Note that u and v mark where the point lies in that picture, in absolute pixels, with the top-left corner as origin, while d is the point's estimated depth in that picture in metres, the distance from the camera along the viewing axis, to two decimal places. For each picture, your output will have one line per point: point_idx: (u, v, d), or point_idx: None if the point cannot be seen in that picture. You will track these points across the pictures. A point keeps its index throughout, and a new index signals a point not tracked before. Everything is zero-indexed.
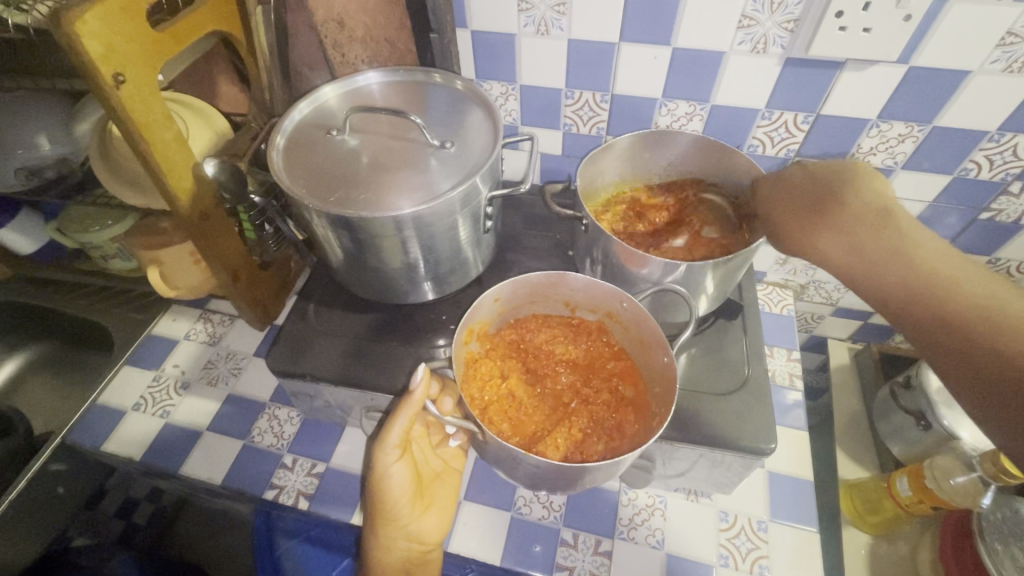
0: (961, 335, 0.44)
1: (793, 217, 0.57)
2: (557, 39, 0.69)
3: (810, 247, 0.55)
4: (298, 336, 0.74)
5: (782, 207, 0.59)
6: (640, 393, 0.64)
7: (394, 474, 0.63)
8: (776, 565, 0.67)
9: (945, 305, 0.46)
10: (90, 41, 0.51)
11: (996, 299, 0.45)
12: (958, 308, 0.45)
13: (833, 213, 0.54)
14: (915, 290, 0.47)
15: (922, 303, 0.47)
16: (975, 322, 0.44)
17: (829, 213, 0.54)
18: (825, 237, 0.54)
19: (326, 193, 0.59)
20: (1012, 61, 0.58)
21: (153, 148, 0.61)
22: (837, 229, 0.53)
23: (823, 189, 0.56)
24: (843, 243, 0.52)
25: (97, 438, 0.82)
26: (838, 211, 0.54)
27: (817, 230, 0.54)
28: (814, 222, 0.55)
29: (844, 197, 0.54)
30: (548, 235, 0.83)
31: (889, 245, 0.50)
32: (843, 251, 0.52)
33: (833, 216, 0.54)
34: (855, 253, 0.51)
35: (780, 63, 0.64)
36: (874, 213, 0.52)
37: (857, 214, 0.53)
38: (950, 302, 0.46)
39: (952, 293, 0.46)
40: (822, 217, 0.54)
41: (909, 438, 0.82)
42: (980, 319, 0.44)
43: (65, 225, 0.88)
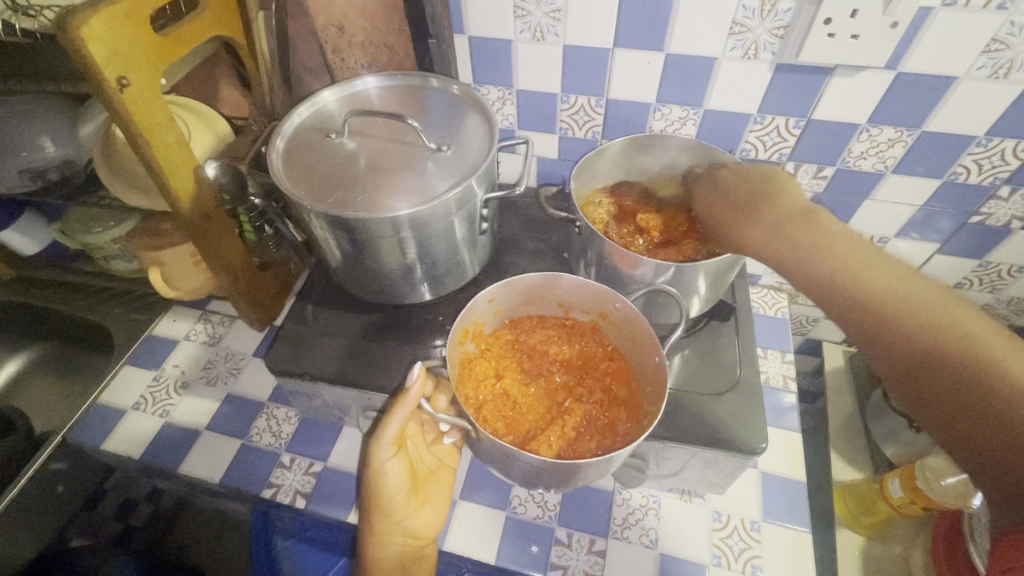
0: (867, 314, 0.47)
1: (728, 219, 0.61)
2: (552, 44, 0.70)
3: (743, 244, 0.58)
4: (296, 336, 0.75)
5: (720, 212, 0.63)
6: (632, 392, 0.65)
7: (390, 470, 0.63)
8: (768, 565, 0.68)
9: (857, 294, 0.47)
10: (95, 45, 0.53)
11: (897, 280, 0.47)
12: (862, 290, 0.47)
13: (761, 214, 0.57)
14: (829, 281, 0.49)
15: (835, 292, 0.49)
16: (883, 308, 0.46)
17: (757, 215, 0.57)
18: (754, 237, 0.57)
19: (320, 194, 0.60)
20: (997, 68, 0.59)
21: (155, 150, 0.62)
22: (761, 228, 0.56)
23: (754, 195, 0.59)
24: (768, 241, 0.55)
25: (97, 437, 0.83)
26: (766, 212, 0.57)
27: (747, 230, 0.57)
28: (744, 224, 0.58)
29: (770, 201, 0.57)
30: (544, 238, 0.84)
31: (807, 238, 0.52)
32: (766, 248, 0.55)
33: (761, 217, 0.57)
34: (778, 248, 0.54)
35: (770, 69, 0.66)
36: (795, 212, 0.55)
37: (781, 214, 0.55)
38: (859, 288, 0.47)
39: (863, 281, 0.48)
40: (750, 218, 0.58)
41: (902, 440, 0.83)
42: (888, 305, 0.46)
43: (69, 226, 0.89)
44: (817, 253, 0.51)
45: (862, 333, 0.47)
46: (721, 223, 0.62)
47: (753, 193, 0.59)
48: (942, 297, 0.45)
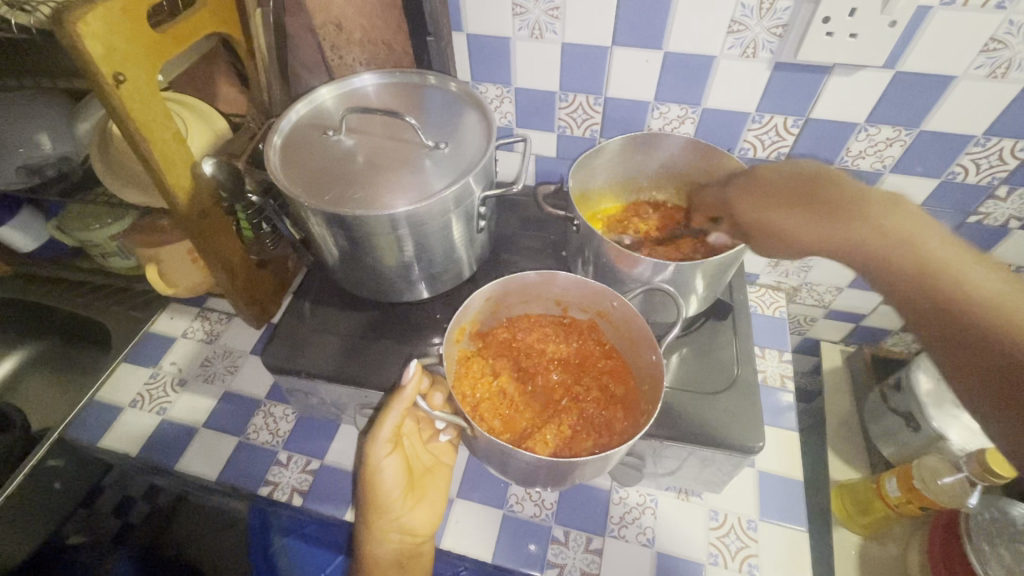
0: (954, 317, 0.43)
1: (778, 210, 0.56)
2: (550, 42, 0.70)
3: (798, 240, 0.54)
4: (293, 333, 0.75)
5: (767, 204, 0.57)
6: (629, 390, 0.65)
7: (386, 468, 0.64)
8: (765, 564, 0.68)
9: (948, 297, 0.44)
10: (92, 42, 0.52)
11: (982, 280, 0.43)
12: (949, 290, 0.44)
13: (825, 204, 0.52)
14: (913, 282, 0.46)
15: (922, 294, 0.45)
16: (981, 315, 0.41)
17: (823, 205, 0.52)
18: (817, 231, 0.52)
19: (320, 192, 0.60)
20: (996, 67, 0.59)
21: (152, 146, 0.62)
22: (827, 220, 0.51)
23: (814, 183, 0.54)
24: (839, 234, 0.50)
25: (93, 435, 0.83)
26: (832, 200, 0.51)
27: (808, 223, 0.52)
28: (806, 216, 0.53)
29: (836, 189, 0.52)
30: (542, 236, 0.84)
31: (890, 234, 0.47)
32: (837, 244, 0.50)
33: (825, 207, 0.51)
34: (851, 244, 0.49)
35: (769, 67, 0.65)
36: (869, 202, 0.49)
37: (851, 205, 0.50)
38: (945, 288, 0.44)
39: (953, 284, 0.44)
40: (811, 210, 0.53)
41: (899, 440, 0.83)
42: (987, 313, 0.41)
43: (65, 223, 0.89)
44: (900, 251, 0.47)
45: (948, 340, 0.43)
46: (770, 214, 0.56)
47: (813, 180, 0.54)
48: None
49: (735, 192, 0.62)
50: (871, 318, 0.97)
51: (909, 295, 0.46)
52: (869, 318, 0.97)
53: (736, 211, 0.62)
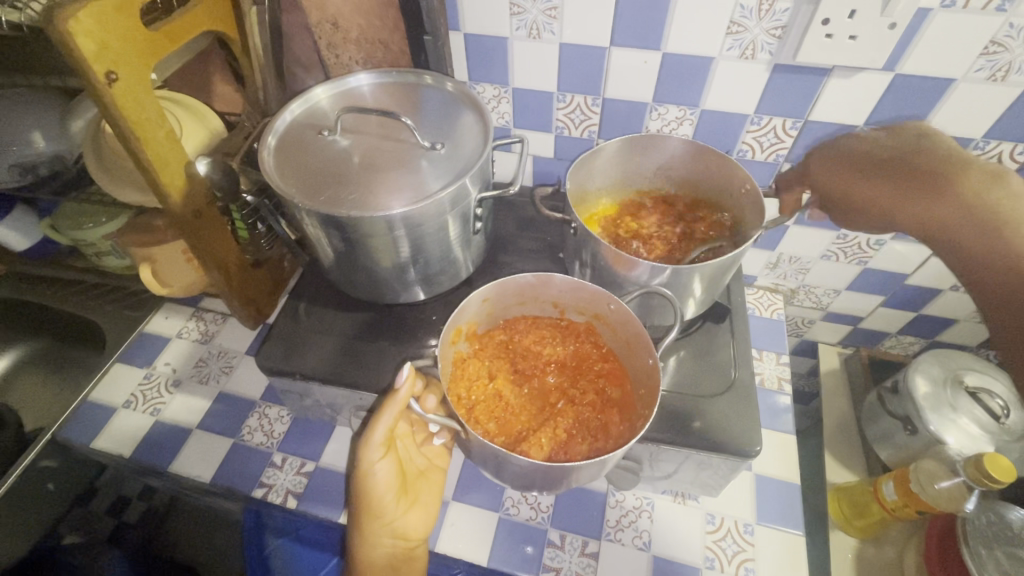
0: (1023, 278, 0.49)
1: (863, 180, 0.63)
2: (548, 42, 0.69)
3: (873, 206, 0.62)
4: (288, 334, 0.75)
5: (852, 175, 0.64)
6: (626, 394, 0.64)
7: (379, 472, 0.63)
8: (761, 567, 0.68)
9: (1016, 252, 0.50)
10: (83, 40, 0.52)
11: None
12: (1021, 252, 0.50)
13: (916, 174, 0.59)
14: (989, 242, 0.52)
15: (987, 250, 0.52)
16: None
17: (915, 173, 0.59)
18: (902, 199, 0.59)
19: (316, 193, 0.59)
20: (996, 70, 0.59)
21: (145, 145, 0.61)
22: (915, 187, 0.58)
23: (910, 152, 0.60)
24: (923, 202, 0.57)
25: (87, 436, 0.82)
26: (924, 170, 0.58)
27: (890, 190, 0.60)
28: (891, 186, 0.60)
29: (930, 160, 0.59)
30: (539, 237, 0.83)
31: (979, 198, 0.54)
32: (918, 210, 0.58)
33: (920, 176, 0.58)
34: (941, 208, 0.56)
35: (768, 69, 0.65)
36: (959, 175, 0.56)
37: (944, 174, 0.57)
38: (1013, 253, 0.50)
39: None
40: (899, 180, 0.60)
41: (895, 443, 0.83)
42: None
43: (59, 222, 0.88)
44: (981, 216, 0.53)
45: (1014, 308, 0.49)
46: (855, 181, 0.63)
47: (905, 152, 0.61)
48: None
49: (817, 161, 0.68)
50: (868, 321, 0.97)
51: (976, 256, 0.53)
52: (867, 320, 0.97)
53: (812, 178, 0.68)
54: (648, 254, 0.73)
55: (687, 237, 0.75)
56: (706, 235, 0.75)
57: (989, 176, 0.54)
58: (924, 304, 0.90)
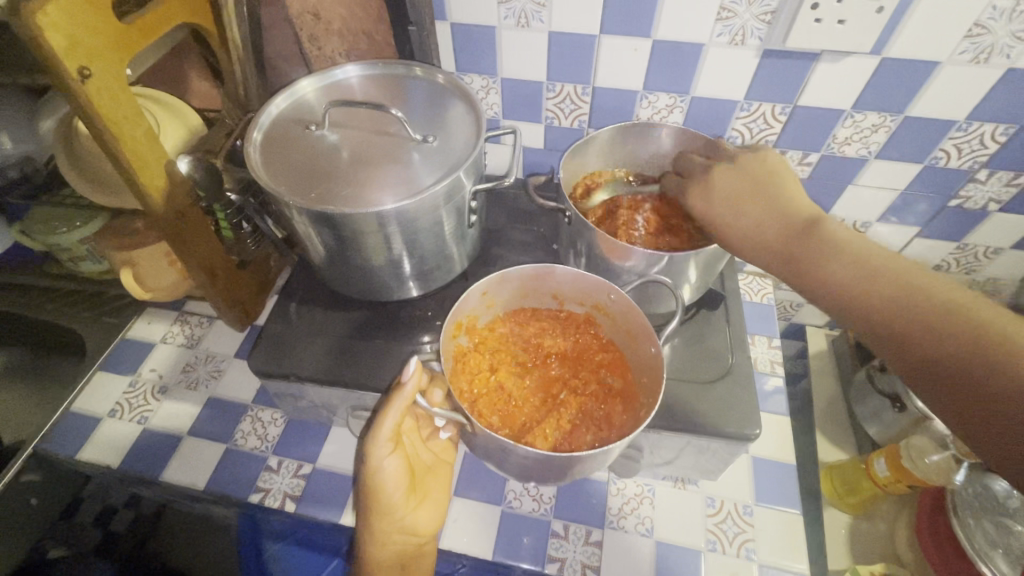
0: (894, 322, 0.45)
1: (740, 217, 0.58)
2: (536, 31, 0.68)
3: (729, 239, 0.59)
4: (279, 335, 0.73)
5: (722, 201, 0.60)
6: (627, 382, 0.65)
7: (387, 467, 0.61)
8: (761, 548, 0.69)
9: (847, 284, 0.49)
10: (52, 34, 0.49)
11: (919, 291, 0.45)
12: (894, 298, 0.46)
13: (772, 212, 0.56)
14: (848, 298, 0.49)
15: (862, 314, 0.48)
16: (946, 335, 0.42)
17: (778, 223, 0.55)
18: (777, 237, 0.55)
19: (305, 190, 0.58)
20: (979, 53, 0.60)
21: (123, 145, 0.58)
22: (770, 234, 0.56)
23: (753, 179, 0.59)
24: (758, 227, 0.57)
25: (71, 447, 0.79)
26: (785, 221, 0.55)
27: (760, 227, 0.56)
28: (755, 219, 0.57)
29: (779, 194, 0.57)
30: (532, 229, 0.83)
31: (749, 228, 0.57)
32: (773, 248, 0.55)
33: (773, 212, 0.56)
34: (776, 260, 0.55)
35: (757, 55, 0.65)
36: (823, 231, 0.52)
37: (805, 231, 0.54)
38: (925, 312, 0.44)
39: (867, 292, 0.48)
40: (759, 219, 0.57)
41: (885, 420, 0.85)
42: (877, 301, 0.47)
43: (30, 226, 0.83)
44: (823, 253, 0.51)
45: (884, 340, 0.46)
46: (729, 219, 0.59)
47: (759, 185, 0.59)
48: (970, 299, 0.44)
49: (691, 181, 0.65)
50: None
51: (856, 312, 0.48)
52: None
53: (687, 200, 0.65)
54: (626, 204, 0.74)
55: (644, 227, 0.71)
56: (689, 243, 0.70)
57: (826, 230, 0.52)
58: None
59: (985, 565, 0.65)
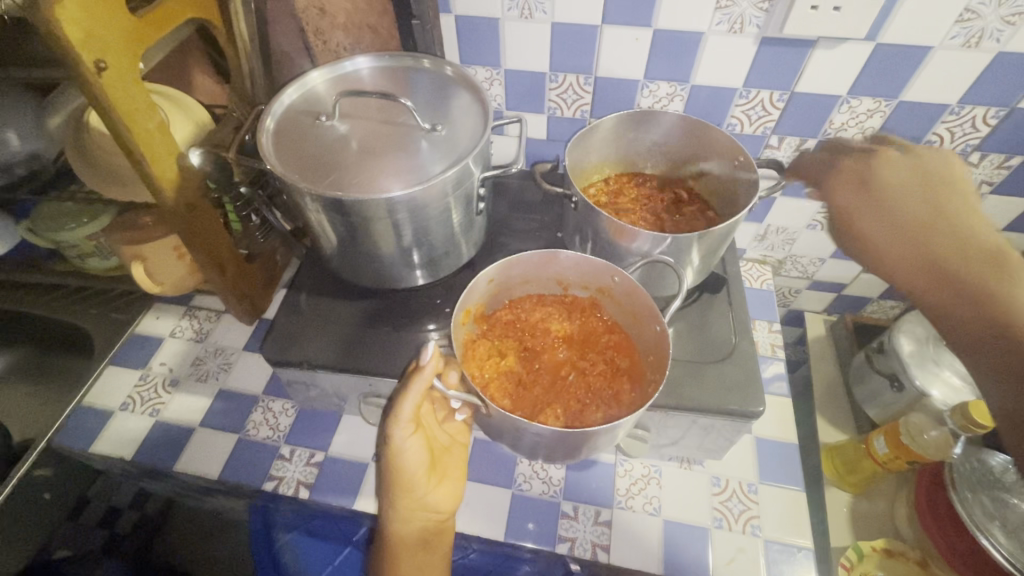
0: None
1: (891, 237, 0.60)
2: (540, 22, 0.70)
3: (882, 260, 0.60)
4: (290, 324, 0.74)
5: (892, 220, 0.60)
6: (634, 362, 0.66)
7: (408, 449, 0.63)
8: (766, 524, 0.70)
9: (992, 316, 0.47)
10: (69, 26, 0.50)
11: None
12: None
13: (938, 229, 0.56)
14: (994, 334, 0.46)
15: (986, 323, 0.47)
16: None
17: (919, 251, 0.55)
18: (915, 259, 0.55)
19: (317, 177, 0.59)
20: (970, 37, 0.62)
21: (137, 137, 0.59)
22: (900, 244, 0.58)
23: (957, 194, 0.60)
24: (919, 241, 0.56)
25: (85, 440, 0.80)
26: (929, 242, 0.55)
27: (906, 245, 0.57)
28: (908, 237, 0.57)
29: (941, 220, 0.56)
30: (536, 218, 0.84)
31: (897, 247, 0.58)
32: (911, 266, 0.55)
33: (930, 233, 0.56)
34: (909, 275, 0.55)
35: (756, 42, 0.67)
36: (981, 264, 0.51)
37: (956, 261, 0.52)
38: None
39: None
40: (923, 236, 0.56)
41: (884, 401, 0.87)
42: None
43: (37, 223, 0.84)
44: (977, 281, 0.49)
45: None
46: (884, 239, 0.61)
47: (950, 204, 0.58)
48: None
49: (863, 199, 0.64)
50: (852, 287, 1.01)
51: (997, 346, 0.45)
52: (851, 286, 1.01)
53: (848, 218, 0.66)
54: (633, 196, 0.79)
55: (650, 214, 0.76)
56: (708, 205, 0.78)
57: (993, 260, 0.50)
58: None
59: (983, 536, 0.67)
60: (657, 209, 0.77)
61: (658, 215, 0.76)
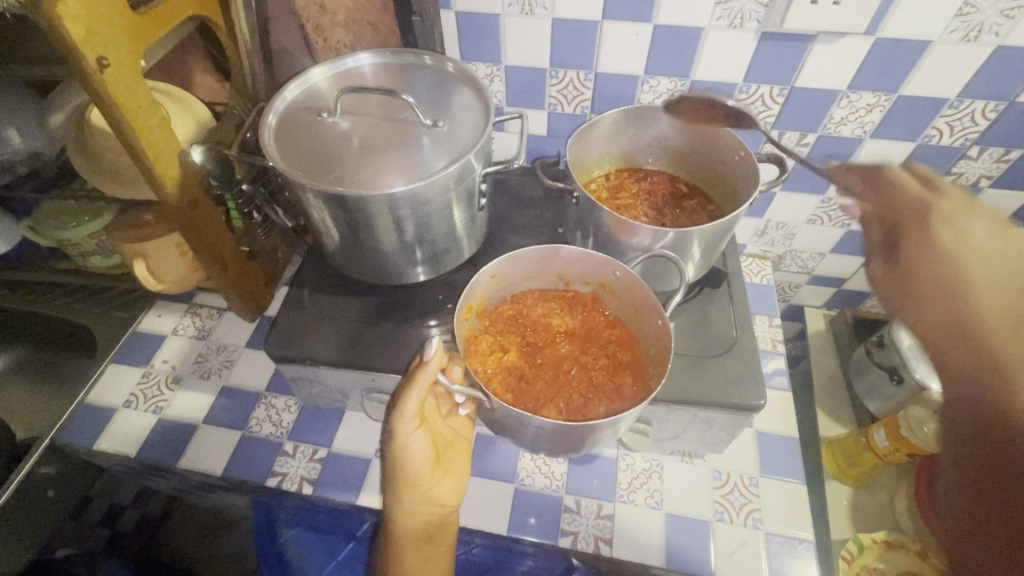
0: None
1: (974, 308, 0.35)
2: (540, 18, 0.70)
3: (932, 339, 0.37)
4: (293, 321, 0.74)
5: (959, 281, 0.37)
6: (636, 357, 0.67)
7: (412, 443, 0.63)
8: (768, 517, 0.71)
9: None
10: (73, 24, 0.50)
11: None
12: None
13: (1002, 321, 0.35)
14: None
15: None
16: None
17: (996, 341, 0.33)
18: (994, 355, 0.33)
19: (319, 173, 0.59)
20: (969, 31, 0.62)
21: (139, 135, 0.60)
22: (949, 331, 0.36)
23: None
24: (986, 333, 0.34)
25: (88, 438, 0.80)
26: (990, 337, 0.34)
27: (967, 338, 0.35)
28: (1017, 330, 0.34)
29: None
30: (537, 213, 0.85)
31: (958, 329, 0.35)
32: (963, 368, 0.34)
33: (1014, 328, 0.34)
34: (964, 383, 0.34)
35: (755, 37, 0.67)
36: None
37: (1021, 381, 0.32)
38: None
39: None
40: (995, 328, 0.34)
41: (884, 394, 0.88)
42: None
43: (40, 222, 0.85)
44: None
45: None
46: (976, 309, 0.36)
47: None
48: None
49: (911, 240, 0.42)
50: (851, 282, 1.02)
51: None
52: (851, 281, 1.01)
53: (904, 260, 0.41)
54: (637, 190, 0.80)
55: (652, 208, 0.77)
56: (706, 197, 0.79)
57: None
58: None
59: None
60: (660, 203, 0.78)
61: (660, 209, 0.77)
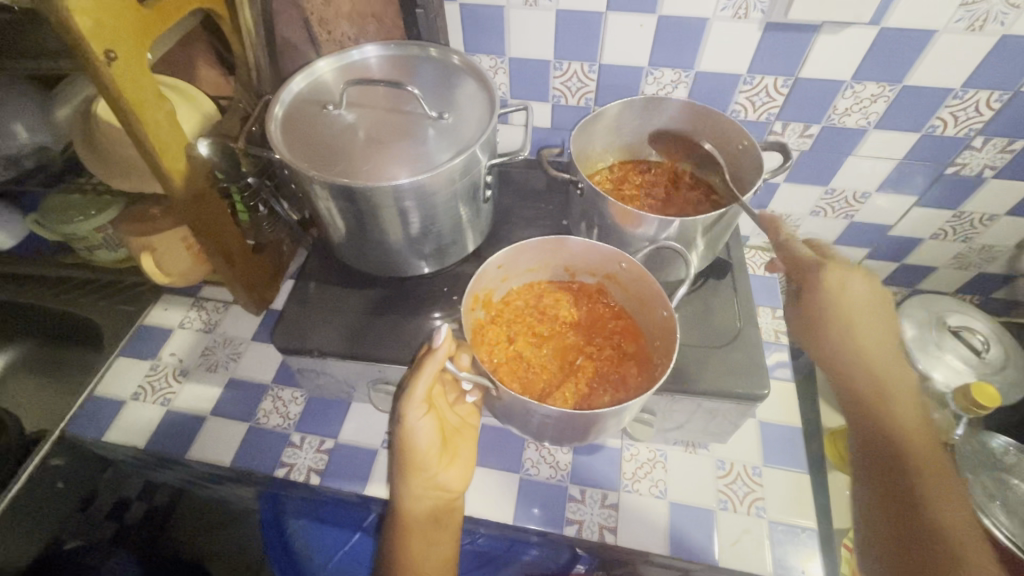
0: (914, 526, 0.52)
1: (819, 328, 0.65)
2: (544, 9, 0.70)
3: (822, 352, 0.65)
4: (299, 313, 0.75)
5: (833, 323, 0.64)
6: (641, 347, 0.67)
7: (420, 428, 0.63)
8: (771, 506, 0.71)
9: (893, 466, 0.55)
10: (81, 17, 0.50)
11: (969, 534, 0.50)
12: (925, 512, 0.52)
13: (873, 368, 0.61)
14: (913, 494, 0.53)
15: (904, 506, 0.53)
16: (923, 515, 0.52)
17: (823, 335, 0.65)
18: (838, 361, 0.63)
19: (325, 166, 0.60)
20: (974, 20, 0.62)
21: (147, 128, 0.60)
22: (849, 380, 0.62)
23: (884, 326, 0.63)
24: (834, 349, 0.63)
25: (98, 430, 0.81)
26: (858, 376, 0.61)
27: (851, 370, 0.62)
28: (817, 335, 0.65)
29: (880, 368, 0.61)
30: (541, 205, 0.85)
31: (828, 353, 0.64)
32: (852, 386, 0.62)
33: (824, 334, 0.64)
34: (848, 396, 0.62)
35: (760, 28, 0.67)
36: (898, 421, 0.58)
37: (881, 403, 0.59)
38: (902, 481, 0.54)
39: (922, 501, 0.52)
40: (848, 350, 0.63)
41: None
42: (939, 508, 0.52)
43: (46, 216, 0.85)
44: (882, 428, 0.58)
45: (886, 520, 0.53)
46: (847, 354, 0.63)
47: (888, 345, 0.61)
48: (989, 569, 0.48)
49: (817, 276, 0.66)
50: None
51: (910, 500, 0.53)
52: None
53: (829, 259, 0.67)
54: (642, 181, 0.80)
55: (655, 200, 0.77)
56: (711, 188, 0.78)
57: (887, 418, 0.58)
58: (905, 254, 0.95)
59: (986, 517, 0.67)
60: (664, 194, 0.78)
61: (663, 200, 0.77)
